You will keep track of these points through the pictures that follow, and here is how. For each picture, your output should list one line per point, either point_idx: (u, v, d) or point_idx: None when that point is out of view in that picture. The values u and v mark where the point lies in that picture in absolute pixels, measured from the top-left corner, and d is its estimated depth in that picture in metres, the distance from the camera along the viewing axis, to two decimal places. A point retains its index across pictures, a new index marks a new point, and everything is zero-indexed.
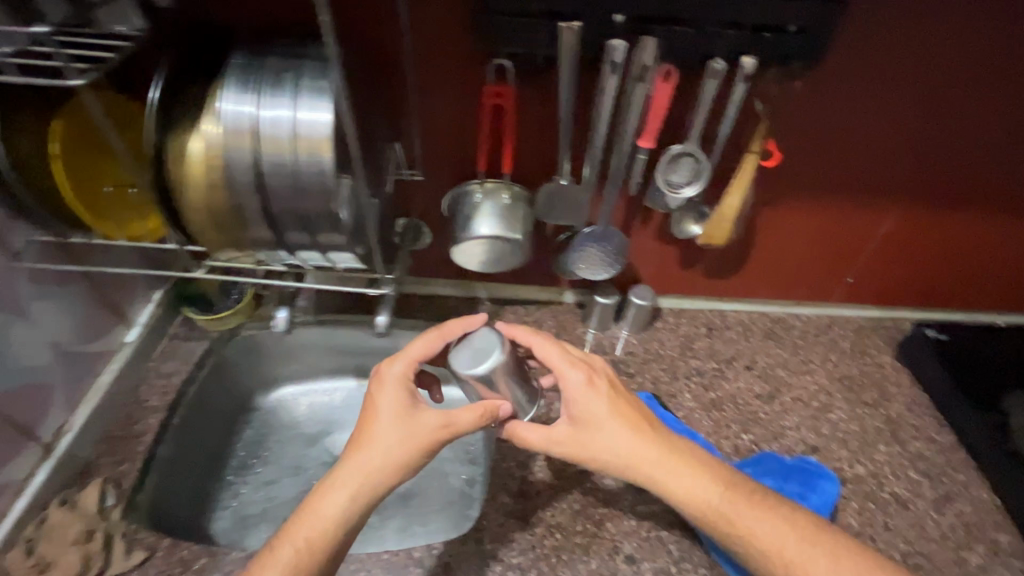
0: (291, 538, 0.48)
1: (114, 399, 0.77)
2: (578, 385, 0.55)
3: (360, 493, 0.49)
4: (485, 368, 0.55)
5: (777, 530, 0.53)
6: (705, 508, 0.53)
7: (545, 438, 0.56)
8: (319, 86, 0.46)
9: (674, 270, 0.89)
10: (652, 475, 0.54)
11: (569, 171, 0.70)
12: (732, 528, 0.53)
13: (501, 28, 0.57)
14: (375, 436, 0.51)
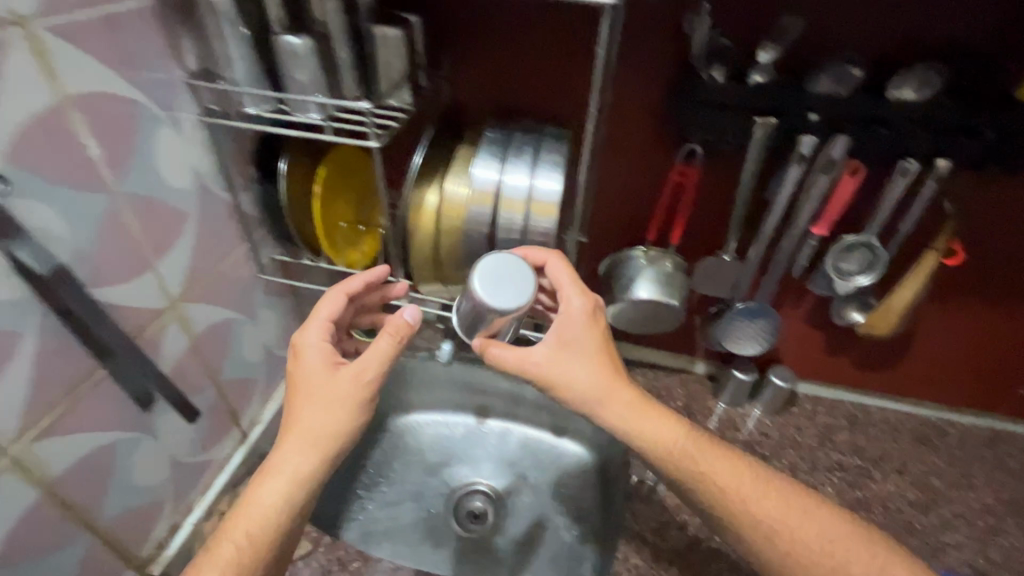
0: (232, 534, 0.46)
1: None
2: (577, 309, 0.52)
3: (296, 472, 0.48)
4: (487, 296, 0.51)
5: (745, 484, 0.49)
6: (674, 451, 0.50)
7: (519, 358, 0.51)
8: (555, 161, 0.56)
9: (820, 356, 0.87)
10: (617, 414, 0.50)
11: (733, 248, 0.73)
12: (696, 470, 0.49)
13: (695, 116, 0.62)
14: (301, 402, 0.50)
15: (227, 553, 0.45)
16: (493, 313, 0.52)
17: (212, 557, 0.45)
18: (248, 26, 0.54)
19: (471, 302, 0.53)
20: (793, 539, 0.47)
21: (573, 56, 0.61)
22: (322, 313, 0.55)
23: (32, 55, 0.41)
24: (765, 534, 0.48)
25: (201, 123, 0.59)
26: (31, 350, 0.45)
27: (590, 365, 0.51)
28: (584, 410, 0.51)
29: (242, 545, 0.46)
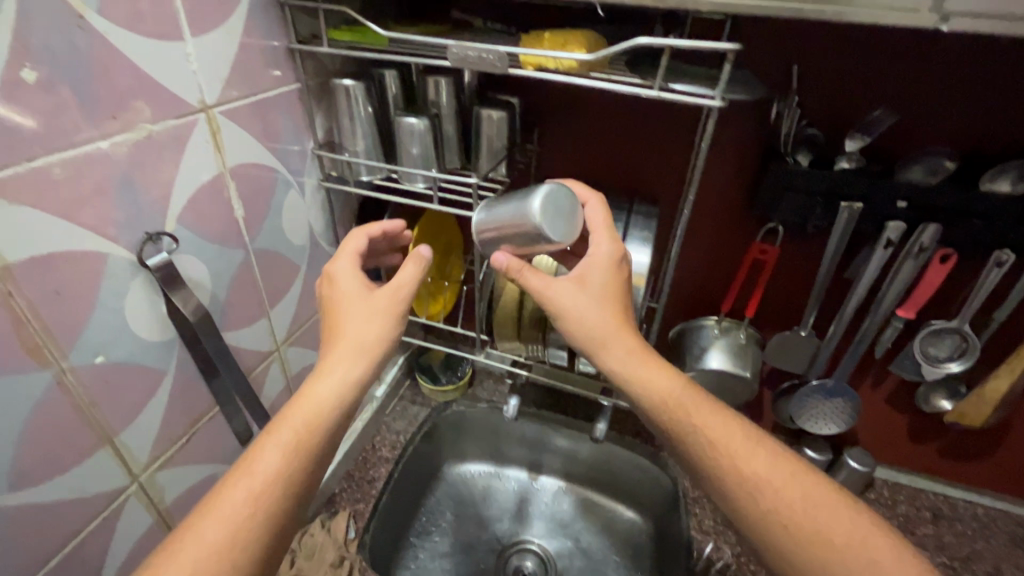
0: (288, 426, 0.44)
1: (360, 443, 0.93)
2: (600, 252, 0.52)
3: (349, 373, 0.47)
4: (542, 230, 0.51)
5: (734, 439, 0.47)
6: (670, 400, 0.49)
7: (544, 285, 0.52)
8: (646, 236, 0.61)
9: (901, 440, 0.83)
10: (616, 354, 0.50)
11: (810, 324, 0.72)
12: (684, 419, 0.48)
13: (780, 199, 0.63)
14: (348, 313, 0.50)
15: (279, 447, 0.42)
16: (534, 241, 0.53)
17: (268, 445, 0.42)
18: (372, 107, 0.61)
19: (514, 223, 0.53)
20: (779, 496, 0.44)
21: (660, 139, 0.65)
22: (350, 249, 0.56)
23: (209, 134, 0.48)
24: (749, 488, 0.45)
25: (320, 186, 0.66)
26: (170, 386, 0.50)
27: (600, 303, 0.51)
28: (592, 346, 0.50)
29: (299, 437, 0.43)
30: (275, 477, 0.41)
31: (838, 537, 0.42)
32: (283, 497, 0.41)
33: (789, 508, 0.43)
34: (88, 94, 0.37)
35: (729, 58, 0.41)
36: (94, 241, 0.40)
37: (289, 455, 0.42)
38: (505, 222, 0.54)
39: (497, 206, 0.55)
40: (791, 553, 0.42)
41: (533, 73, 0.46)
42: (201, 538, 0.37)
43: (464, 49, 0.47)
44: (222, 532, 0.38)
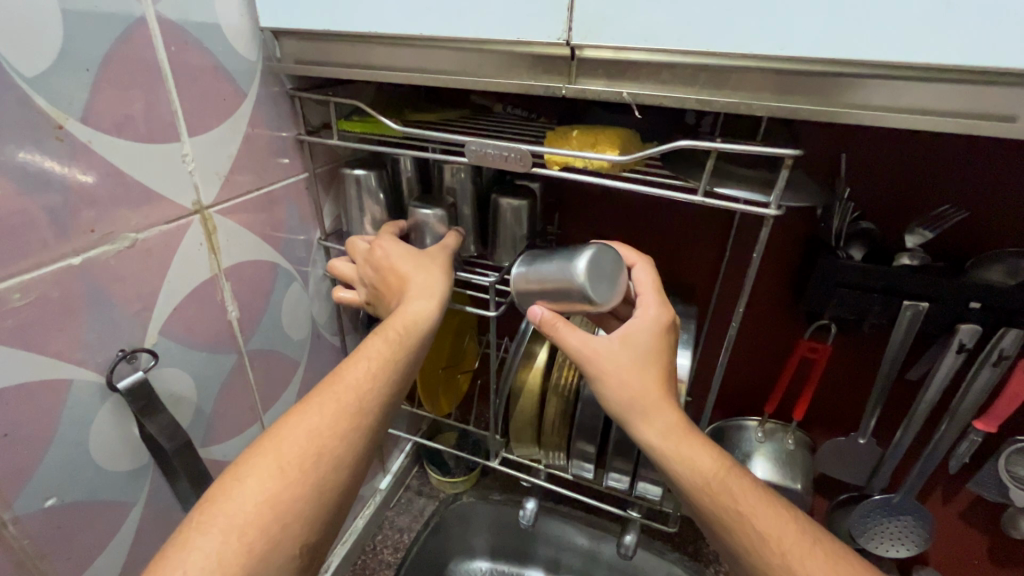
0: (382, 336, 0.42)
1: (359, 544, 0.84)
2: (645, 320, 0.43)
3: (432, 300, 0.45)
4: (586, 293, 0.42)
5: (784, 530, 0.38)
6: (714, 480, 0.40)
7: (583, 342, 0.43)
8: (685, 339, 0.53)
9: (981, 565, 0.71)
10: (653, 422, 0.41)
11: (869, 431, 0.63)
12: (731, 505, 0.39)
13: (831, 295, 0.56)
14: (413, 262, 0.48)
15: (371, 357, 0.40)
16: (574, 301, 0.44)
17: (358, 359, 0.40)
18: (383, 195, 0.57)
19: (555, 279, 0.44)
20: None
21: (695, 227, 0.60)
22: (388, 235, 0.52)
23: (203, 236, 0.44)
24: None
25: (326, 276, 0.62)
26: (138, 519, 0.43)
27: (632, 366, 0.42)
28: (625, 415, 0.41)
29: (393, 344, 0.42)
30: (365, 386, 0.39)
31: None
32: (370, 410, 0.39)
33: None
34: (61, 208, 0.33)
35: (787, 163, 0.36)
36: (55, 368, 0.35)
37: (379, 364, 0.40)
38: (546, 278, 0.45)
39: (540, 259, 0.46)
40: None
41: (560, 172, 0.42)
42: (298, 440, 0.35)
43: (484, 146, 0.43)
44: (313, 435, 0.36)
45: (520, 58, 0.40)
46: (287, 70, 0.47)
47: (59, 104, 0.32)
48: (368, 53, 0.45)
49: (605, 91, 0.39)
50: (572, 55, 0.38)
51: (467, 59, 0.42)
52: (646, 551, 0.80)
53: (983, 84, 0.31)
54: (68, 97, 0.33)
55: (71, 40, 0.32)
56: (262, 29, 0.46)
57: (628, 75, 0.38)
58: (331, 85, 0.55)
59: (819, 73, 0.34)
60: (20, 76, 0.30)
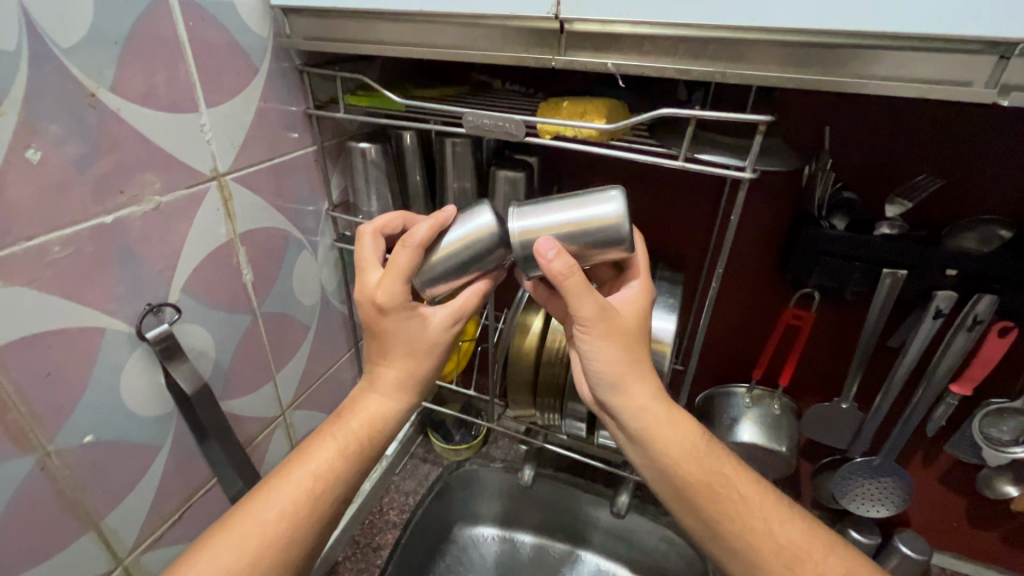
0: (333, 444, 0.45)
1: (366, 506, 0.88)
2: (638, 292, 0.46)
3: (400, 398, 0.47)
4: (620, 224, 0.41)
5: (762, 502, 0.45)
6: (699, 457, 0.46)
7: (597, 310, 0.41)
8: (671, 303, 0.56)
9: (959, 526, 0.74)
10: (647, 405, 0.45)
11: (851, 396, 0.66)
12: (721, 484, 0.45)
13: (814, 264, 0.58)
14: (407, 343, 0.45)
15: (320, 468, 0.44)
16: (600, 248, 0.42)
17: (304, 467, 0.44)
18: (387, 167, 0.60)
19: (584, 222, 0.42)
20: (817, 567, 0.42)
21: (685, 199, 0.63)
22: (404, 268, 0.43)
23: (219, 202, 0.47)
24: (786, 562, 0.43)
25: (333, 246, 0.65)
26: (164, 461, 0.47)
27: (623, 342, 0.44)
28: (613, 393, 0.45)
29: (342, 454, 0.45)
30: (303, 501, 0.43)
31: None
32: (306, 522, 0.42)
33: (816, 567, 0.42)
34: (94, 171, 0.37)
35: (761, 129, 0.39)
36: (90, 317, 0.39)
37: (325, 478, 0.44)
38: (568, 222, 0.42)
39: (552, 207, 0.43)
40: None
41: (551, 141, 0.44)
42: (239, 541, 0.40)
43: (480, 117, 0.46)
44: (243, 548, 0.40)
45: (514, 32, 0.43)
46: (296, 46, 0.50)
47: (91, 75, 0.36)
48: (372, 29, 0.47)
49: (592, 62, 0.41)
50: (562, 29, 0.41)
51: (464, 33, 0.44)
52: (639, 513, 0.84)
53: (942, 51, 0.33)
54: (98, 68, 0.36)
55: (100, 14, 0.35)
56: (272, 6, 0.48)
57: (614, 46, 0.40)
58: (337, 61, 0.58)
59: (791, 42, 0.36)
60: (57, 48, 0.33)
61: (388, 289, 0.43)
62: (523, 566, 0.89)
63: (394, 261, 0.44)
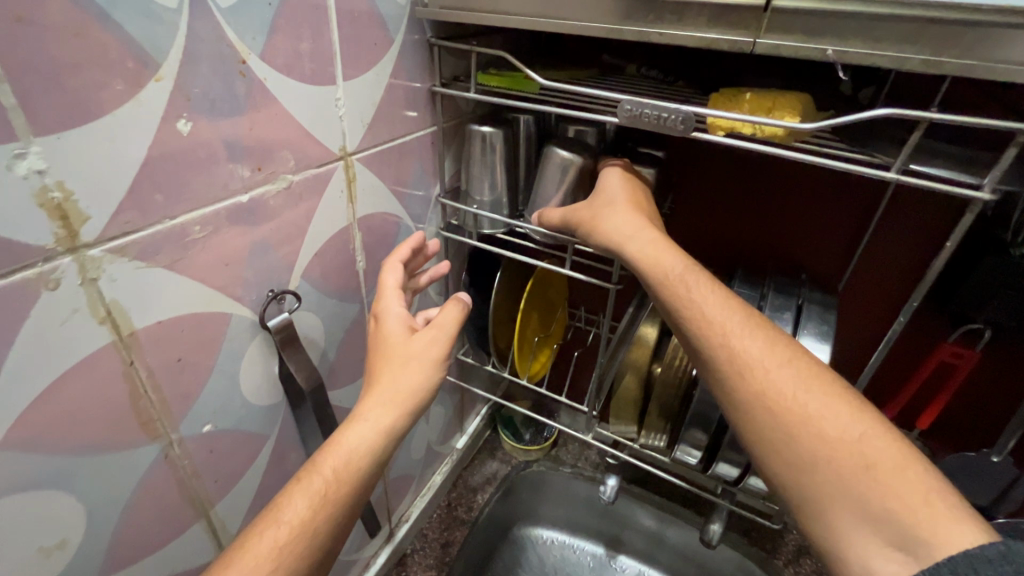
0: (302, 489, 0.36)
1: (436, 498, 0.86)
2: (614, 171, 0.49)
3: (385, 420, 0.40)
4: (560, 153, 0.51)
5: (733, 311, 0.38)
6: (669, 271, 0.40)
7: (562, 213, 0.49)
8: (824, 330, 0.48)
9: None
10: (611, 231, 0.44)
11: (1007, 450, 0.58)
12: (683, 290, 0.39)
13: (992, 299, 0.49)
14: (399, 353, 0.43)
15: (288, 522, 0.34)
16: (565, 170, 0.52)
17: (271, 521, 0.34)
18: (505, 154, 0.56)
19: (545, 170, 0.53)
20: (784, 399, 0.33)
21: (836, 208, 0.55)
22: (393, 284, 0.48)
23: (344, 183, 0.44)
24: (757, 372, 0.35)
25: (438, 233, 0.62)
26: (270, 452, 0.45)
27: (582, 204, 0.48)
28: (602, 238, 0.45)
29: (315, 501, 0.35)
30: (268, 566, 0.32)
31: (835, 429, 0.32)
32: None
33: (779, 393, 0.34)
34: (238, 146, 0.34)
35: (1019, 140, 0.31)
36: (219, 301, 0.36)
37: (292, 531, 0.34)
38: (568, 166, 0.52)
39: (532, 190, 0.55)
40: (787, 459, 0.33)
41: (725, 139, 0.38)
42: None
43: (640, 106, 0.40)
44: None
45: (698, 8, 0.36)
46: (432, 16, 0.46)
47: (244, 40, 0.32)
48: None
49: (801, 47, 0.34)
50: (766, 6, 0.34)
51: (634, 7, 0.38)
52: (722, 543, 0.78)
53: None
54: (251, 32, 0.32)
55: None
56: None
57: (831, 30, 0.33)
58: (465, 34, 0.53)
59: None
60: (217, 7, 0.30)
61: (390, 301, 0.47)
62: None
63: (384, 280, 0.48)
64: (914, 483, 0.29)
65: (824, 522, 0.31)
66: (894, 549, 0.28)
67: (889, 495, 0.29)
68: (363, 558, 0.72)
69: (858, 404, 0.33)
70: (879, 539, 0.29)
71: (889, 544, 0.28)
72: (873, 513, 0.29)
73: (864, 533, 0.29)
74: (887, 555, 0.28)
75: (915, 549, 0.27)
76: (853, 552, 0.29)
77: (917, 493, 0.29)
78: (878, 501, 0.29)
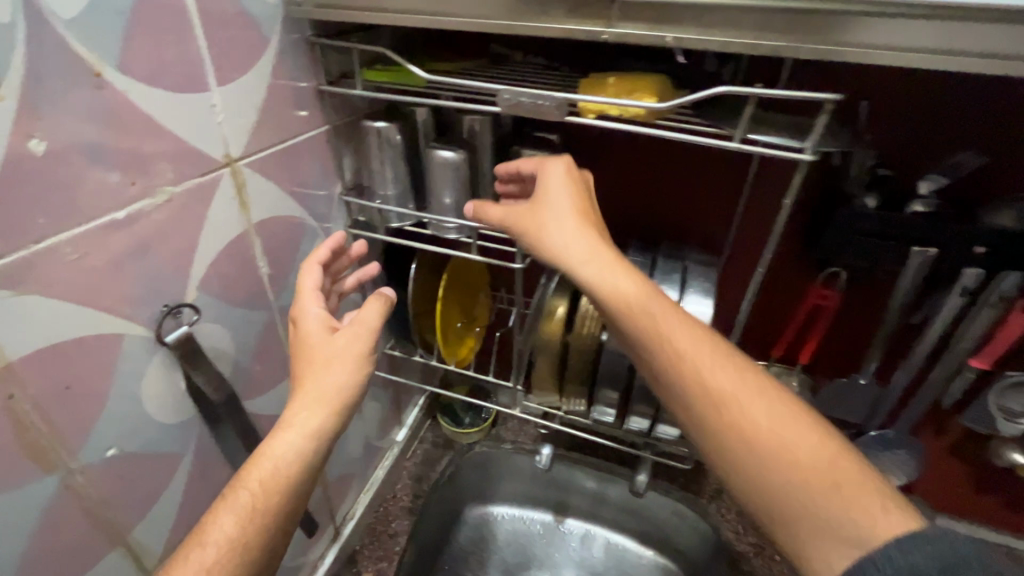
0: (227, 507, 0.37)
1: (381, 493, 0.87)
2: (558, 168, 0.47)
3: (309, 427, 0.40)
4: (449, 154, 0.54)
5: (692, 338, 0.41)
6: (629, 299, 0.42)
7: (500, 215, 0.49)
8: (707, 286, 0.54)
9: (964, 491, 0.76)
10: (565, 251, 0.44)
11: (870, 372, 0.67)
12: (645, 319, 0.41)
13: (846, 244, 0.57)
14: (324, 352, 0.43)
15: (213, 542, 0.36)
16: (458, 167, 0.55)
17: (195, 544, 0.36)
18: (402, 148, 0.56)
19: (438, 170, 0.55)
20: (749, 422, 0.37)
21: (714, 177, 0.61)
22: (311, 284, 0.48)
23: (234, 190, 0.44)
24: (721, 400, 0.38)
25: (346, 232, 0.62)
26: (189, 468, 0.45)
27: (530, 210, 0.47)
28: (558, 256, 0.44)
29: (242, 515, 0.37)
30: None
31: (795, 448, 0.36)
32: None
33: (743, 415, 0.38)
34: (105, 162, 0.33)
35: (827, 108, 0.36)
36: (107, 322, 0.35)
37: (222, 550, 0.36)
38: (457, 160, 0.55)
39: (430, 190, 0.57)
40: (758, 478, 0.36)
41: (596, 121, 0.42)
42: None
43: (517, 95, 0.43)
44: None
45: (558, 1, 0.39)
46: (308, 15, 0.46)
47: (96, 52, 0.31)
48: None
49: (647, 35, 0.38)
50: None
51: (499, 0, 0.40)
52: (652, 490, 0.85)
53: None
54: (103, 43, 0.31)
55: None
56: None
57: (670, 18, 0.37)
58: (348, 31, 0.53)
59: (866, 12, 0.33)
60: (57, 20, 0.29)
61: (308, 301, 0.47)
62: (537, 549, 0.88)
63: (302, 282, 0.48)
64: (867, 491, 0.34)
65: (788, 529, 0.36)
66: (850, 548, 0.33)
67: (848, 507, 0.34)
68: (309, 560, 0.72)
69: (810, 421, 0.38)
70: (839, 542, 0.33)
71: (847, 545, 0.33)
72: (831, 522, 0.34)
73: (822, 537, 0.34)
74: (843, 551, 0.33)
75: (861, 543, 0.33)
76: (818, 554, 0.34)
77: (870, 500, 0.34)
78: (837, 513, 0.34)
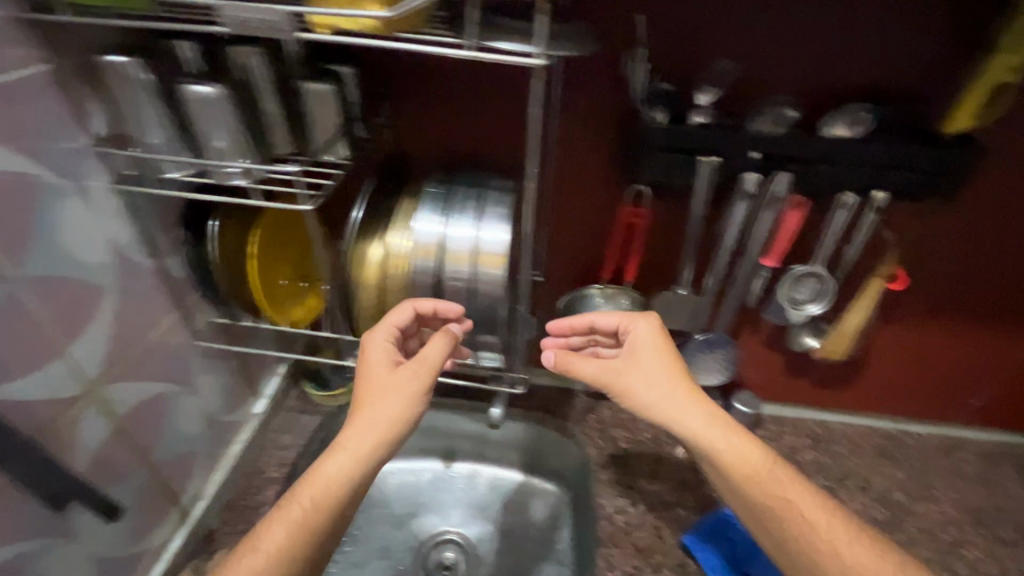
0: (278, 519, 0.44)
1: (240, 470, 0.81)
2: (650, 325, 0.55)
3: (360, 458, 0.45)
4: (207, 88, 0.49)
5: (772, 470, 0.49)
6: (759, 470, 0.49)
7: (597, 371, 0.53)
8: (503, 212, 0.54)
9: (782, 379, 0.85)
10: (657, 405, 0.51)
11: (687, 282, 0.73)
12: (767, 489, 0.48)
13: (644, 156, 0.60)
14: (387, 382, 0.47)
15: (264, 549, 0.43)
16: (221, 103, 0.50)
17: (250, 548, 0.43)
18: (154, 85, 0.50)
19: (200, 107, 0.50)
20: (820, 538, 0.47)
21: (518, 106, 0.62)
22: (383, 328, 0.51)
23: None
24: (809, 523, 0.48)
25: (115, 190, 0.55)
26: None
27: (635, 363, 0.53)
28: (660, 417, 0.50)
29: (288, 528, 0.44)
30: (261, 563, 0.43)
31: (849, 555, 0.46)
32: None
33: (824, 530, 0.47)
34: None
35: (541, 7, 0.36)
36: None
37: (266, 558, 0.43)
38: (223, 100, 0.50)
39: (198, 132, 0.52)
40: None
41: (333, 39, 0.40)
42: None
43: (237, 13, 0.39)
44: None
45: None
46: None
47: None
48: None
49: None
50: None
51: None
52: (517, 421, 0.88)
53: None
54: None
55: None
56: None
57: None
58: None
59: None
60: None
61: (375, 339, 0.50)
62: (426, 498, 0.82)
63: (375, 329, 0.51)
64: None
65: None
66: None
67: None
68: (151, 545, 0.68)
69: (844, 525, 0.48)
70: None
71: None
72: None
73: None
74: None
75: None
76: None
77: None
78: None
